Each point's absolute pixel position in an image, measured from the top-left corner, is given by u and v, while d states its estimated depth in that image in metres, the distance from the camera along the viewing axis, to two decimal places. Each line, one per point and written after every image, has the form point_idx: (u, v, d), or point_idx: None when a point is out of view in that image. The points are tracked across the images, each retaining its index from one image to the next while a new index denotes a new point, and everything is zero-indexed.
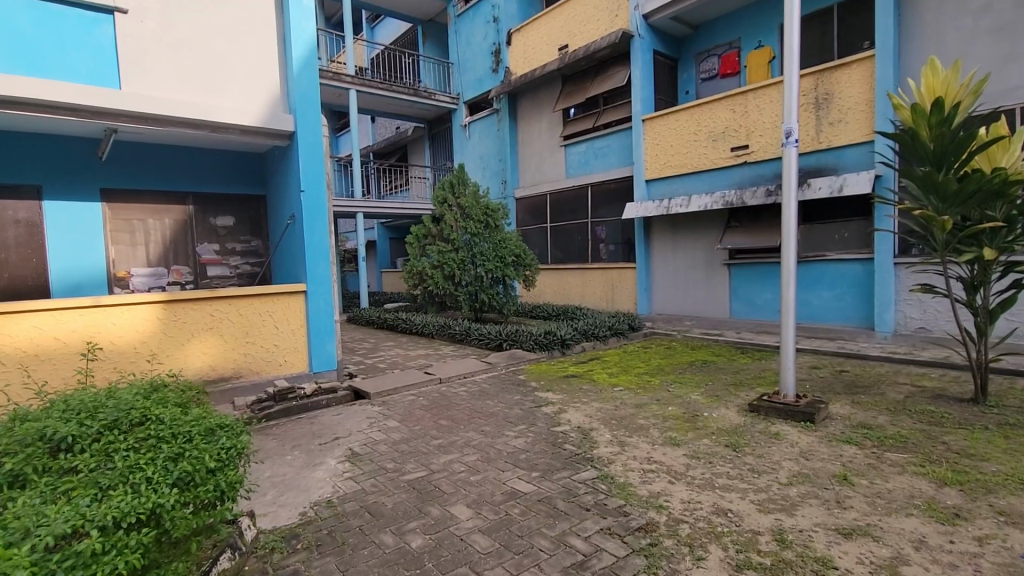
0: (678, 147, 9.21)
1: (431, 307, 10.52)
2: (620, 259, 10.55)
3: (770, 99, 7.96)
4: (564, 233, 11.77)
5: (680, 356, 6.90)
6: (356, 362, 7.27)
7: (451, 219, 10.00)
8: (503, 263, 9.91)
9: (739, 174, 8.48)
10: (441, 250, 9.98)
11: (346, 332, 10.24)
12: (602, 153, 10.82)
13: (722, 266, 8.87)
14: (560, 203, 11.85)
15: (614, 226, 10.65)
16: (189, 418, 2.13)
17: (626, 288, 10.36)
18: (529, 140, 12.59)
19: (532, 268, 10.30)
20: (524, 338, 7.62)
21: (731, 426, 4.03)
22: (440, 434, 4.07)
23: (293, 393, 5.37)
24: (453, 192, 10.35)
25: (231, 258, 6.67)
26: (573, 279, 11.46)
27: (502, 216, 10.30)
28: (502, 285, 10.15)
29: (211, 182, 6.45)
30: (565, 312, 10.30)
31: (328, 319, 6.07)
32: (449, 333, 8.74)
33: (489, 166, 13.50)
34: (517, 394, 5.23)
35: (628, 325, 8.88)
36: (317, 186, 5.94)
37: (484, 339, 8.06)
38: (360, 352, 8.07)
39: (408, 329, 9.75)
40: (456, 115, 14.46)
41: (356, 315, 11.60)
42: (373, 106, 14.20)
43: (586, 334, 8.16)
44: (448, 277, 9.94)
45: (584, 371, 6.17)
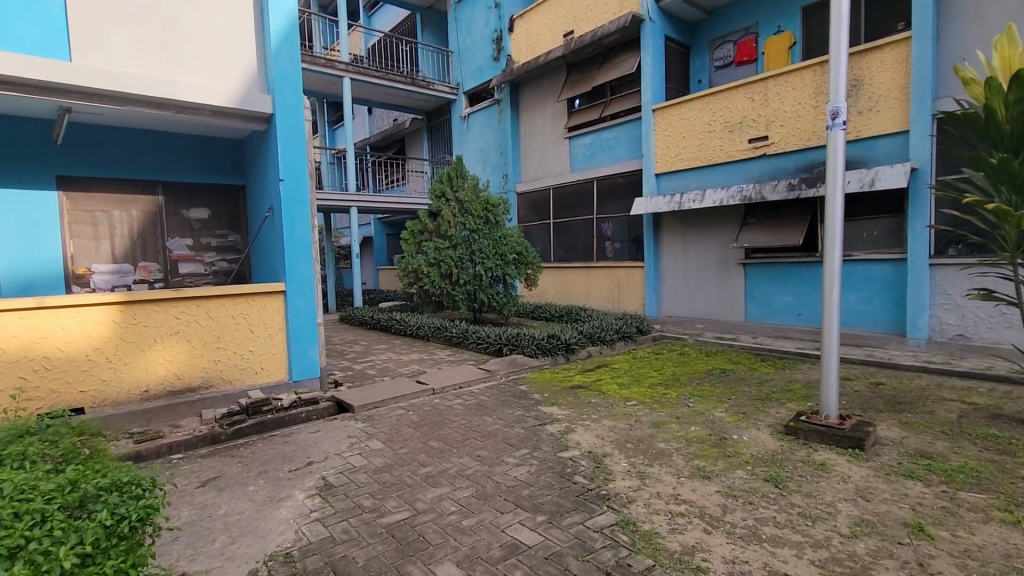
0: (691, 139, 8.63)
1: (427, 306, 9.96)
2: (627, 258, 9.98)
3: (793, 86, 7.37)
4: (567, 230, 11.20)
5: (695, 364, 6.35)
6: (343, 368, 6.69)
7: (449, 214, 9.44)
8: (504, 261, 9.35)
9: (757, 167, 7.90)
10: (438, 246, 9.42)
11: (336, 333, 9.67)
12: (608, 145, 10.24)
13: (737, 265, 8.28)
14: (563, 198, 11.27)
15: (621, 223, 10.07)
16: (49, 481, 1.59)
17: (633, 288, 9.79)
18: (531, 132, 12.01)
19: (535, 266, 9.72)
20: (525, 343, 7.05)
21: (768, 454, 3.45)
22: (429, 460, 3.51)
23: (270, 404, 4.82)
24: (451, 185, 9.76)
25: (205, 254, 6.12)
26: (577, 278, 10.89)
27: (503, 211, 9.72)
28: (502, 284, 9.60)
29: (184, 170, 5.89)
30: (569, 313, 9.75)
31: (310, 322, 5.51)
32: (445, 336, 8.17)
33: (489, 159, 12.93)
34: (518, 409, 4.66)
35: (636, 329, 8.33)
36: (298, 174, 5.38)
37: (482, 343, 7.49)
38: (349, 356, 7.50)
39: (401, 330, 9.18)
40: (456, 106, 13.86)
41: (348, 314, 11.04)
42: (369, 96, 13.59)
43: (591, 339, 7.63)
44: (445, 275, 9.38)
45: (592, 381, 5.60)
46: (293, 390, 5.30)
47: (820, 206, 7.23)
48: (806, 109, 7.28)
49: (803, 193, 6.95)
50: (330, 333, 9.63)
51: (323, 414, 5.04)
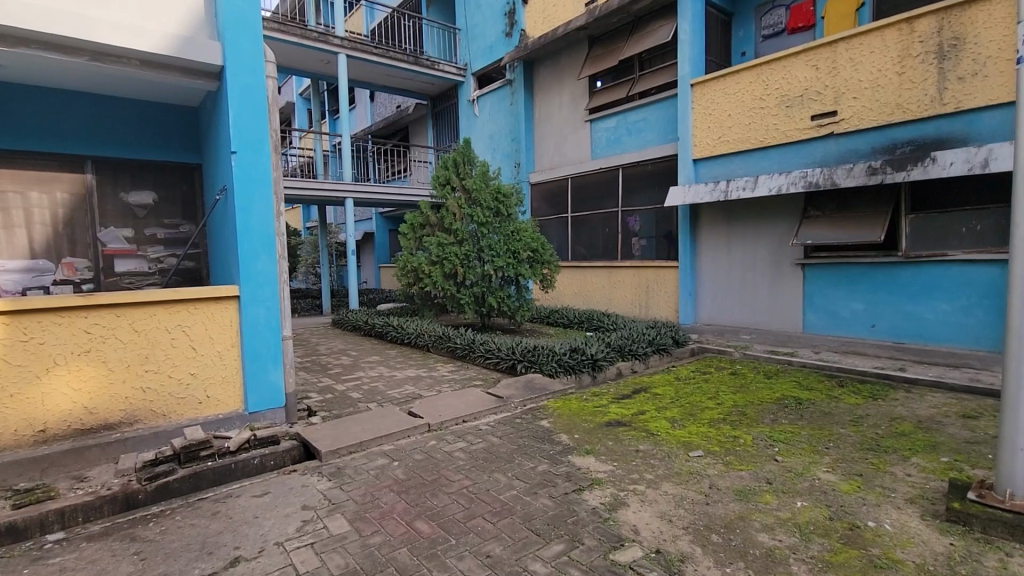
0: (737, 118, 7.35)
1: (428, 309, 8.74)
2: (657, 256, 8.72)
3: (870, 50, 6.06)
4: (588, 225, 9.94)
5: (756, 389, 5.09)
6: (322, 388, 5.48)
7: (453, 205, 8.21)
8: (517, 260, 8.13)
9: (822, 150, 6.59)
10: (441, 242, 8.18)
11: (326, 341, 8.50)
12: (636, 128, 8.97)
13: (793, 267, 6.99)
14: (583, 189, 10.00)
15: (650, 217, 8.80)
16: None
17: (664, 292, 8.52)
18: (546, 116, 10.75)
19: (552, 265, 8.48)
20: (544, 359, 5.77)
21: (943, 569, 2.18)
22: (410, 565, 2.29)
23: (212, 445, 3.65)
24: (456, 171, 8.53)
25: (149, 249, 5.00)
26: (599, 278, 9.64)
27: (515, 202, 8.49)
28: (514, 285, 8.41)
29: (121, 142, 4.71)
30: (590, 319, 8.56)
31: (272, 335, 4.31)
32: (448, 348, 6.94)
33: (500, 147, 11.73)
34: (541, 460, 3.41)
35: (672, 340, 7.11)
36: (259, 146, 4.19)
37: (490, 357, 6.25)
38: (332, 371, 6.29)
39: (399, 338, 7.95)
40: (463, 89, 12.63)
41: (341, 317, 9.87)
42: (368, 77, 12.38)
43: (621, 353, 6.45)
44: (449, 275, 8.15)
45: (633, 414, 4.34)
46: (247, 426, 4.10)
47: (905, 195, 5.91)
48: (887, 77, 5.95)
49: (887, 178, 5.61)
50: (318, 341, 8.46)
51: (284, 460, 3.88)
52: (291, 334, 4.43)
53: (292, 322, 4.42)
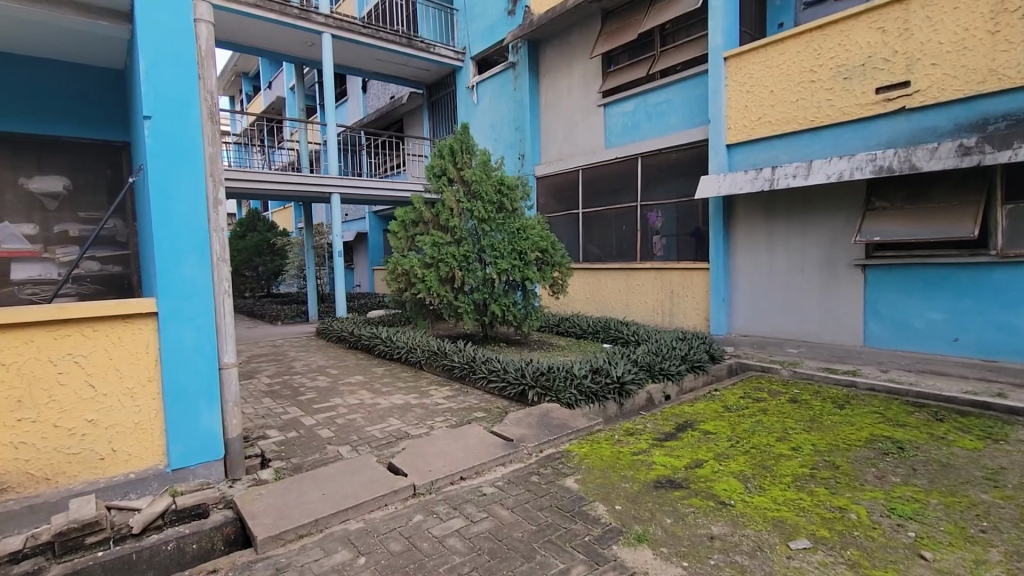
0: (781, 94, 6.29)
1: (422, 318, 7.64)
2: (683, 257, 7.64)
3: (953, 6, 5.00)
4: (602, 222, 8.87)
5: (834, 426, 4.01)
6: (285, 423, 4.39)
7: (450, 198, 7.13)
8: (523, 262, 7.06)
9: (890, 128, 5.51)
10: (435, 241, 7.07)
11: (305, 355, 7.43)
12: (658, 112, 7.90)
13: (851, 268, 5.92)
14: (596, 182, 8.93)
15: (674, 211, 7.73)
16: None
17: (692, 298, 7.45)
18: (554, 101, 9.68)
19: (565, 268, 7.39)
20: (561, 385, 4.68)
21: None
22: None
23: (103, 528, 2.59)
24: (454, 159, 7.43)
25: (59, 249, 3.96)
26: (615, 282, 8.58)
27: (522, 195, 7.42)
28: (520, 290, 7.36)
29: (25, 112, 3.65)
30: (607, 328, 7.53)
31: (206, 365, 3.22)
32: (443, 367, 5.85)
33: (502, 136, 10.67)
34: (573, 557, 2.33)
35: (707, 356, 6.09)
36: (183, 110, 3.10)
37: (494, 380, 5.16)
38: (303, 397, 5.20)
39: (387, 353, 6.85)
40: (462, 75, 11.55)
41: (325, 327, 8.81)
42: (357, 61, 11.31)
43: (650, 374, 5.42)
44: (446, 279, 7.07)
45: (688, 467, 3.25)
46: (166, 492, 3.01)
47: (1000, 180, 4.83)
48: (976, 37, 4.88)
49: (985, 159, 4.52)
50: (295, 355, 7.38)
51: (212, 541, 2.79)
52: (231, 363, 3.37)
53: (234, 347, 3.39)
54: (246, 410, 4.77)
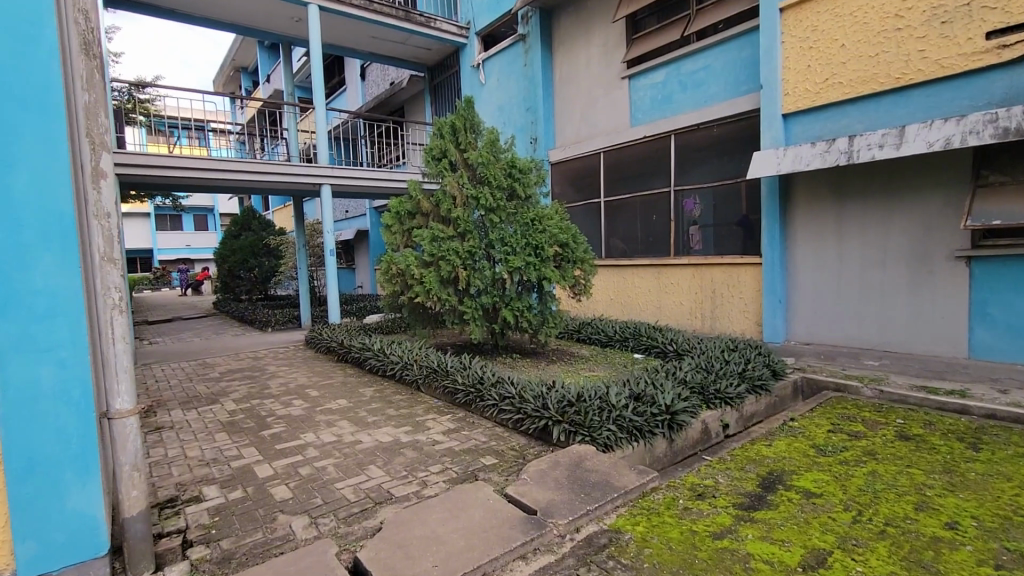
0: (855, 48, 5.10)
1: (421, 326, 6.56)
2: (726, 252, 6.48)
3: None
4: (627, 213, 7.74)
5: (986, 483, 2.86)
6: (232, 475, 3.32)
7: (452, 185, 6.02)
8: (539, 259, 5.93)
9: (1006, 83, 4.32)
10: (435, 235, 5.97)
11: (286, 370, 6.38)
12: (695, 81, 6.73)
13: (950, 261, 4.73)
14: (620, 166, 7.77)
15: (714, 197, 6.57)
16: None
17: (739, 300, 6.29)
18: (569, 76, 8.54)
19: (589, 265, 6.24)
20: (596, 420, 3.50)
21: None
22: None
23: None
24: (456, 139, 6.32)
25: None
26: (643, 280, 7.45)
27: (536, 180, 6.31)
28: (535, 292, 6.23)
29: None
30: (638, 336, 6.41)
31: (79, 418, 2.13)
32: (444, 389, 4.74)
33: (512, 119, 9.55)
34: None
35: (769, 372, 4.90)
36: (31, 31, 2.02)
37: (505, 410, 4.01)
38: (268, 432, 4.14)
39: (379, 369, 5.77)
40: (466, 54, 10.42)
41: (314, 335, 7.76)
42: (351, 39, 10.24)
43: (704, 400, 4.27)
44: (448, 281, 5.98)
45: (808, 570, 2.12)
46: None
47: None
48: None
49: None
50: (275, 371, 6.34)
51: None
52: (129, 408, 2.35)
53: (132, 386, 2.36)
54: (191, 454, 3.71)
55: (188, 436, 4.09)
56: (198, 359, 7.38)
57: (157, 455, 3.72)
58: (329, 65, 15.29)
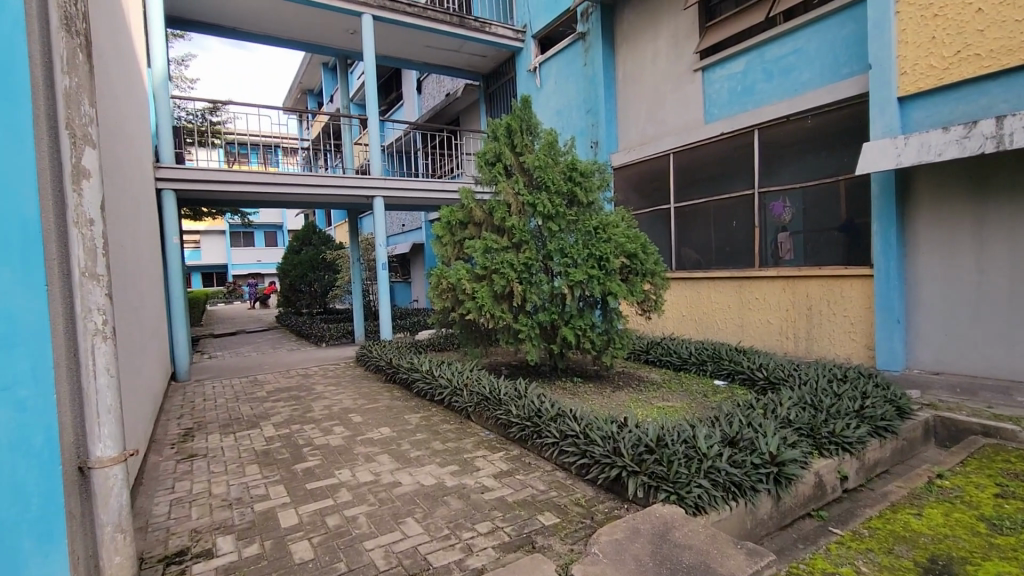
0: (996, 12, 4.15)
1: (473, 345, 6.04)
2: (824, 262, 5.54)
3: None
4: (702, 219, 6.92)
5: None
6: (252, 523, 2.88)
7: (506, 191, 5.50)
8: (604, 272, 5.26)
9: None
10: (488, 246, 5.44)
11: (333, 390, 6.04)
12: (783, 67, 5.89)
13: None
14: (693, 168, 6.98)
15: (809, 199, 5.66)
16: None
17: (843, 318, 5.34)
18: (634, 73, 7.87)
19: (661, 278, 5.50)
20: (683, 473, 2.79)
21: None
22: None
23: None
24: (511, 142, 5.80)
25: None
26: (722, 294, 6.60)
27: (599, 184, 5.67)
28: (599, 309, 5.56)
29: None
30: (719, 359, 5.58)
31: (41, 472, 1.73)
32: (496, 421, 4.16)
33: (571, 122, 8.97)
34: None
35: (893, 410, 3.95)
36: None
37: (567, 452, 3.37)
38: (302, 466, 3.72)
39: (428, 393, 5.29)
40: (522, 58, 9.99)
41: (364, 352, 7.44)
42: (405, 50, 10.07)
43: (814, 445, 3.42)
44: (502, 296, 5.44)
45: None
46: None
47: None
48: None
49: None
50: (321, 391, 6.01)
51: None
52: (112, 454, 1.95)
53: (114, 428, 1.95)
54: (216, 491, 3.32)
55: (218, 468, 3.73)
56: (249, 375, 7.23)
57: (182, 491, 3.37)
58: (387, 80, 15.38)
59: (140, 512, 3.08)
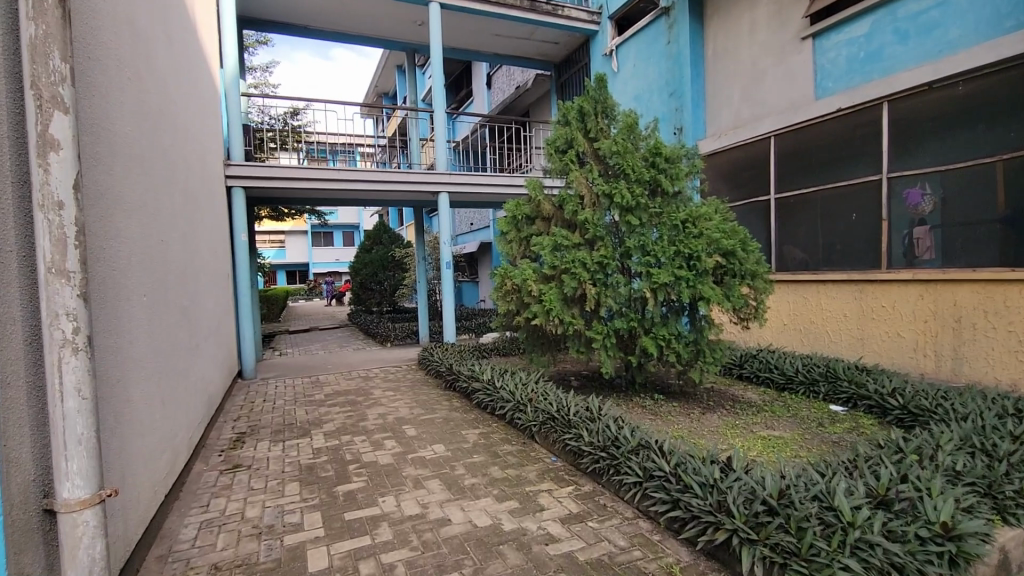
0: None
1: (540, 353, 5.46)
2: (978, 263, 4.44)
3: None
4: (811, 212, 5.89)
5: None
6: (277, 562, 2.47)
7: (579, 180, 4.86)
8: (694, 273, 4.49)
9: None
10: (557, 242, 4.83)
11: (391, 396, 5.70)
12: (921, 25, 4.81)
13: None
14: (800, 152, 5.96)
15: (957, 185, 4.57)
16: None
17: (1007, 334, 4.22)
18: (726, 48, 6.94)
19: (763, 281, 4.64)
20: (818, 547, 2.04)
21: None
22: None
23: None
24: (585, 127, 5.15)
25: None
26: (836, 300, 5.58)
27: (687, 172, 4.90)
28: (686, 316, 4.79)
29: None
30: (835, 378, 4.64)
31: None
32: (564, 447, 3.55)
33: (650, 108, 8.14)
34: None
35: None
36: None
37: (652, 497, 2.69)
38: (343, 488, 3.31)
39: (489, 406, 4.77)
40: (598, 42, 9.28)
41: (426, 355, 7.09)
42: (474, 40, 9.69)
43: (995, 509, 2.52)
44: (573, 299, 4.82)
45: None
46: None
47: None
48: None
49: None
50: (378, 397, 5.67)
51: None
52: (82, 494, 1.56)
53: (87, 463, 1.56)
54: (248, 515, 2.96)
55: (258, 484, 3.41)
56: (312, 375, 7.10)
57: (215, 511, 3.04)
58: (459, 76, 15.17)
59: (166, 535, 2.76)
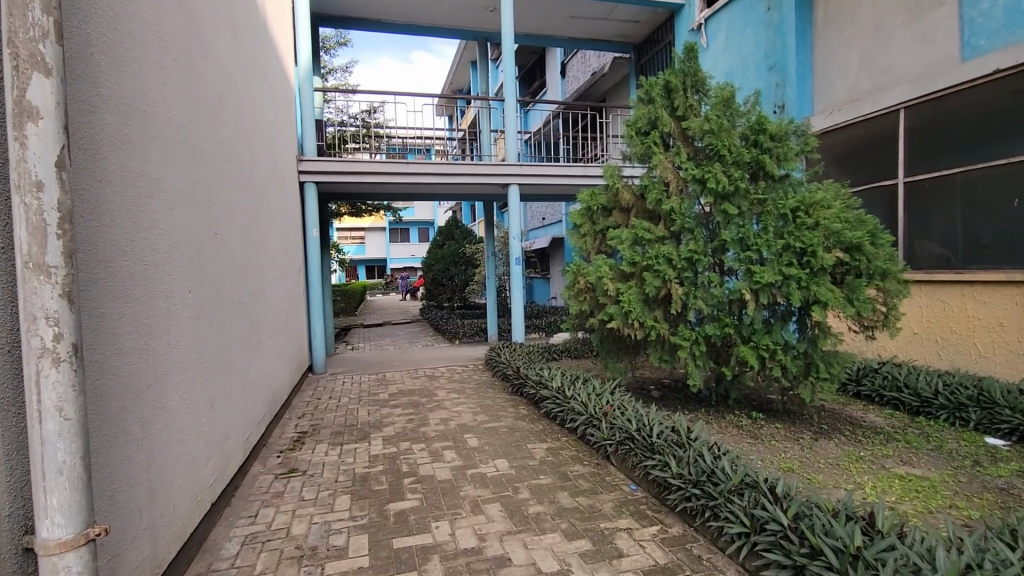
0: None
1: (616, 360, 4.91)
2: None
3: None
4: (953, 198, 4.87)
5: None
6: None
7: (664, 164, 4.25)
8: (807, 271, 3.77)
9: None
10: (638, 235, 4.26)
11: (454, 399, 5.40)
12: None
13: None
14: (939, 126, 4.95)
15: None
16: None
17: None
18: (841, 10, 5.97)
19: (896, 283, 3.81)
20: None
21: None
22: None
23: None
24: (672, 104, 4.51)
25: None
26: (986, 306, 4.58)
27: (797, 152, 4.14)
28: (794, 323, 4.07)
29: None
30: (990, 403, 3.73)
31: None
32: (647, 475, 3.02)
33: (745, 86, 7.25)
34: None
35: None
36: None
37: (766, 556, 2.11)
38: (395, 506, 3.00)
39: (559, 417, 4.31)
40: (684, 17, 8.48)
41: (494, 355, 6.75)
42: (548, 23, 9.20)
43: None
44: (657, 301, 4.25)
45: None
46: None
47: None
48: None
49: None
50: (442, 399, 5.39)
51: None
52: (61, 535, 1.29)
53: (69, 498, 1.30)
54: (293, 533, 2.72)
55: (309, 495, 3.18)
56: (379, 372, 7.00)
57: (262, 523, 2.83)
58: (533, 67, 14.74)
59: (208, 550, 2.56)
